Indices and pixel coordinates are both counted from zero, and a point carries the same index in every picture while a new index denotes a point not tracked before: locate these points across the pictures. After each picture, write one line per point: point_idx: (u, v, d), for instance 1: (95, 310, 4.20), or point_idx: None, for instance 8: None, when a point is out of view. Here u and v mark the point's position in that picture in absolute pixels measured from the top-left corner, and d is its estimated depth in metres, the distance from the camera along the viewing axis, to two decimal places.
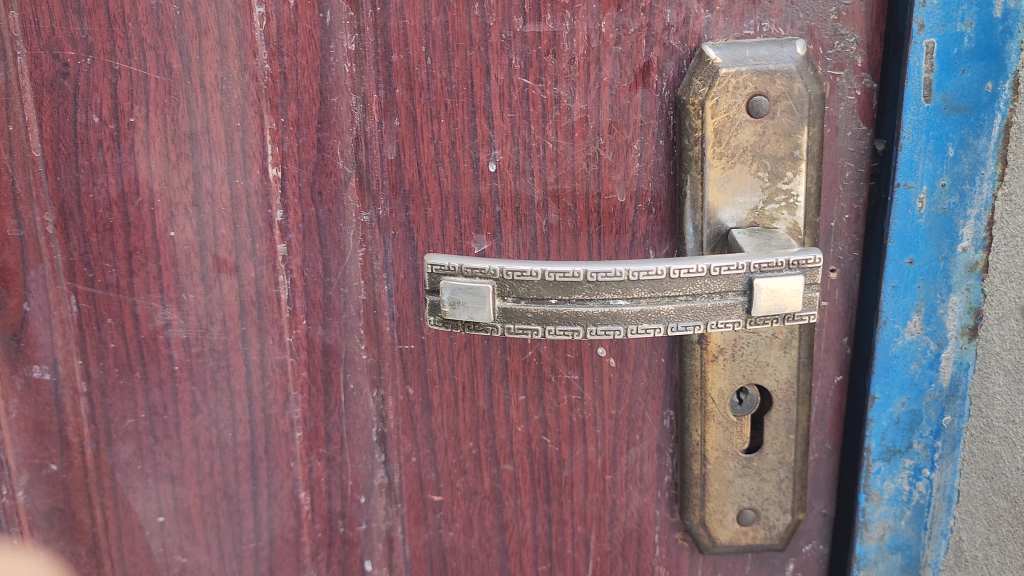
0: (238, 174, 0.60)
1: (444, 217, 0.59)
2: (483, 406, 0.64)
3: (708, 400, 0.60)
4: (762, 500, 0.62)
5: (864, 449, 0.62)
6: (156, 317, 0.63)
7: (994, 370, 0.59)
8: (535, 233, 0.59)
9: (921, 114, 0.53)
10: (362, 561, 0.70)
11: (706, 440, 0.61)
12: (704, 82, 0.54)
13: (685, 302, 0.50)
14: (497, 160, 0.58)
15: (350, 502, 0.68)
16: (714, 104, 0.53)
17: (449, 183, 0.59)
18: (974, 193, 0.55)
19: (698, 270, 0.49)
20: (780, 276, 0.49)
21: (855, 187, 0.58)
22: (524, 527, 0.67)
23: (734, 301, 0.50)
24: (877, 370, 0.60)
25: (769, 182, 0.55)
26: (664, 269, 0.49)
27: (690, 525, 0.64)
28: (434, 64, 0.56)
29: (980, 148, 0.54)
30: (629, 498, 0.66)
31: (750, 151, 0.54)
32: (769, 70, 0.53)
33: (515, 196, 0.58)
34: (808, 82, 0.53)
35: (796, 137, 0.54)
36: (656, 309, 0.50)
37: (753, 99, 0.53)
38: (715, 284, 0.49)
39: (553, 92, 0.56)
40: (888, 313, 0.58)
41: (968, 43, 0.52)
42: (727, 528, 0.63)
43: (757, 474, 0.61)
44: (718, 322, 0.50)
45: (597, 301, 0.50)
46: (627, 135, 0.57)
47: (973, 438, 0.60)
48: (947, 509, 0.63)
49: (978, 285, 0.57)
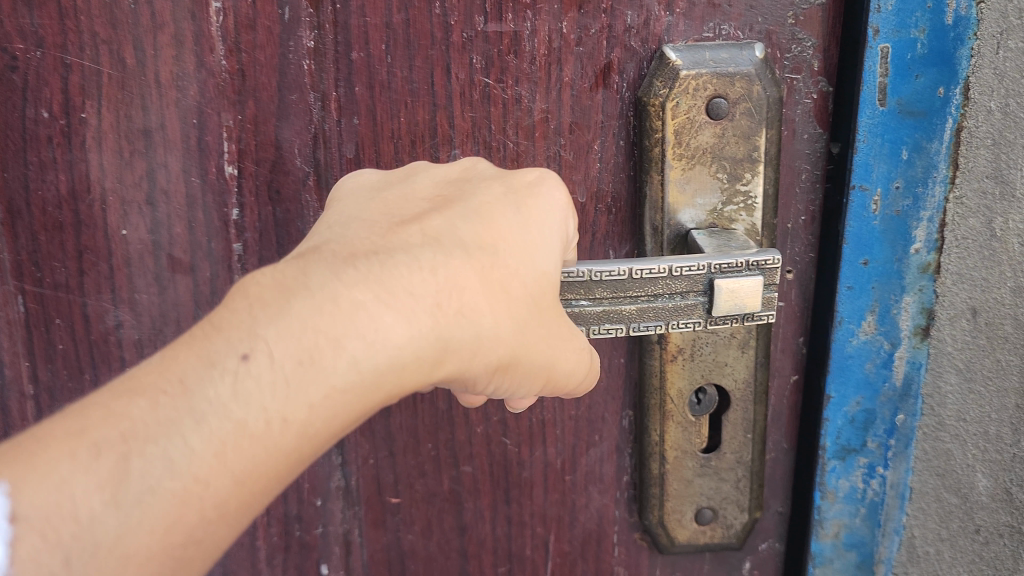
0: (194, 172, 0.58)
1: None
2: (443, 407, 0.64)
3: (667, 400, 0.60)
4: (720, 499, 0.63)
5: (819, 448, 0.63)
6: (108, 318, 0.61)
7: (946, 371, 0.60)
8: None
9: (876, 117, 0.54)
10: (319, 565, 0.69)
11: (665, 440, 0.61)
12: (664, 84, 0.54)
13: (647, 302, 0.50)
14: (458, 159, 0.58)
15: (307, 506, 0.67)
16: (675, 106, 0.53)
17: None
18: (927, 195, 0.56)
19: (659, 270, 0.49)
20: (741, 276, 0.49)
21: (811, 189, 0.59)
22: (483, 529, 0.67)
23: (695, 301, 0.50)
24: (833, 370, 0.60)
25: (728, 183, 0.55)
26: (626, 270, 0.49)
27: (648, 525, 0.65)
28: (395, 61, 0.56)
29: (933, 152, 0.55)
30: (589, 499, 0.66)
31: (710, 152, 0.54)
32: (729, 73, 0.53)
33: None
34: (767, 86, 0.54)
35: (754, 139, 0.54)
36: (618, 310, 0.50)
37: (712, 100, 0.53)
38: (676, 285, 0.50)
39: (515, 92, 0.56)
40: (844, 313, 0.59)
41: (921, 49, 0.53)
42: (685, 528, 0.64)
43: (715, 474, 0.62)
44: (679, 322, 0.51)
45: (560, 302, 0.49)
46: (588, 135, 0.57)
47: (926, 437, 0.62)
48: (900, 506, 0.64)
49: (931, 286, 0.58)
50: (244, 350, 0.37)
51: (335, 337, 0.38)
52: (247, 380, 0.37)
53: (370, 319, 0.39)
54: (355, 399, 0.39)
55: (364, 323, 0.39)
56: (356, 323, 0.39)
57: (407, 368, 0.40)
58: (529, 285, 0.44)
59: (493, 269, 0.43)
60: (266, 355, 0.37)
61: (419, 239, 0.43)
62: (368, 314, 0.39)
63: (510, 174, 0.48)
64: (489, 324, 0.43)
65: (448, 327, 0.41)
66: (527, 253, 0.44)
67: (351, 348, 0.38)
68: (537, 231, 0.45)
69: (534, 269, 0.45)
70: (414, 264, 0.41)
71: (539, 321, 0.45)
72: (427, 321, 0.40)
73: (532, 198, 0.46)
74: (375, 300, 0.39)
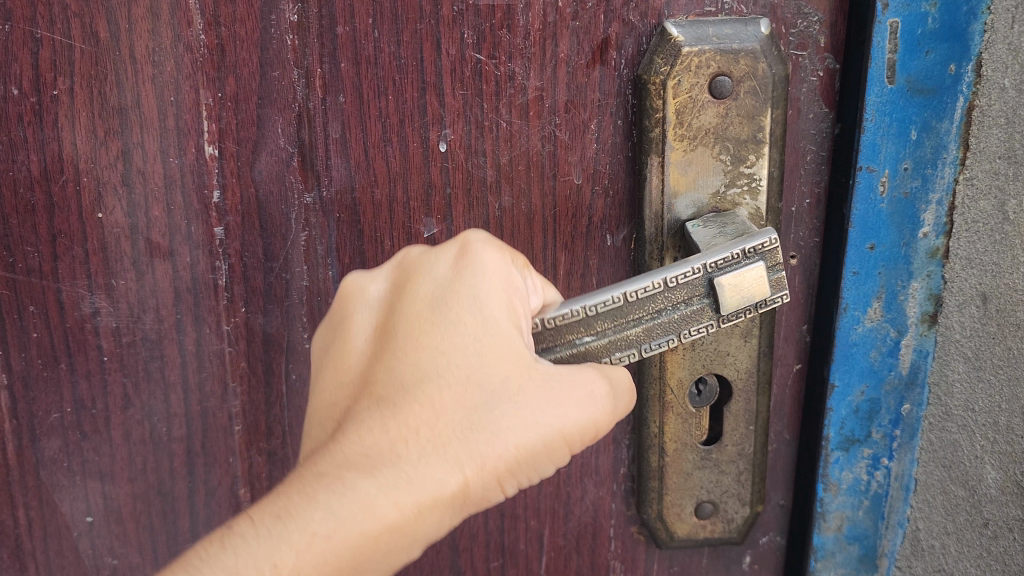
0: (172, 152, 0.56)
1: (393, 199, 0.57)
2: None
3: (667, 390, 0.58)
4: (721, 493, 0.60)
5: (823, 439, 0.61)
6: (84, 305, 0.58)
7: (954, 358, 0.58)
8: (488, 216, 0.57)
9: (884, 95, 0.52)
10: None
11: (664, 431, 0.59)
12: (666, 61, 0.51)
13: (651, 320, 0.48)
14: (448, 139, 0.55)
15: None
16: (676, 84, 0.51)
17: (398, 164, 0.56)
18: (937, 176, 0.54)
19: (654, 286, 0.48)
20: (742, 268, 0.47)
21: (816, 170, 0.57)
22: (475, 522, 0.65)
23: (701, 305, 0.48)
24: (837, 358, 0.59)
25: (732, 165, 0.53)
26: (619, 295, 0.48)
27: (647, 519, 0.63)
28: (382, 37, 0.53)
29: (943, 131, 0.53)
30: (584, 492, 0.64)
31: (713, 133, 0.52)
32: (733, 49, 0.50)
33: (467, 177, 0.56)
34: (773, 63, 0.51)
35: (759, 119, 0.52)
36: (624, 336, 0.48)
37: (716, 78, 0.50)
38: (676, 295, 0.48)
39: (508, 69, 0.54)
40: (849, 300, 0.57)
41: (932, 24, 0.51)
42: (684, 522, 0.62)
43: (716, 466, 0.60)
44: (690, 330, 0.49)
45: (564, 344, 0.48)
46: (585, 114, 0.54)
47: (932, 427, 0.59)
48: (905, 499, 0.62)
49: (939, 272, 0.56)
50: (230, 524, 0.40)
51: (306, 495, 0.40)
52: (230, 544, 0.39)
53: (334, 482, 0.40)
54: (343, 545, 0.39)
55: (337, 488, 0.40)
56: (317, 485, 0.40)
57: (382, 510, 0.40)
58: (488, 383, 0.43)
59: (446, 392, 0.42)
60: (247, 521, 0.40)
61: (365, 404, 0.43)
62: (331, 478, 0.40)
63: (431, 265, 0.46)
64: (462, 444, 0.42)
65: (414, 468, 0.41)
66: (476, 352, 0.43)
67: (322, 503, 0.39)
68: (479, 316, 0.44)
69: (494, 363, 0.43)
70: (363, 429, 0.42)
71: (519, 409, 0.42)
72: (390, 470, 0.40)
73: (460, 285, 0.45)
74: (334, 467, 0.41)
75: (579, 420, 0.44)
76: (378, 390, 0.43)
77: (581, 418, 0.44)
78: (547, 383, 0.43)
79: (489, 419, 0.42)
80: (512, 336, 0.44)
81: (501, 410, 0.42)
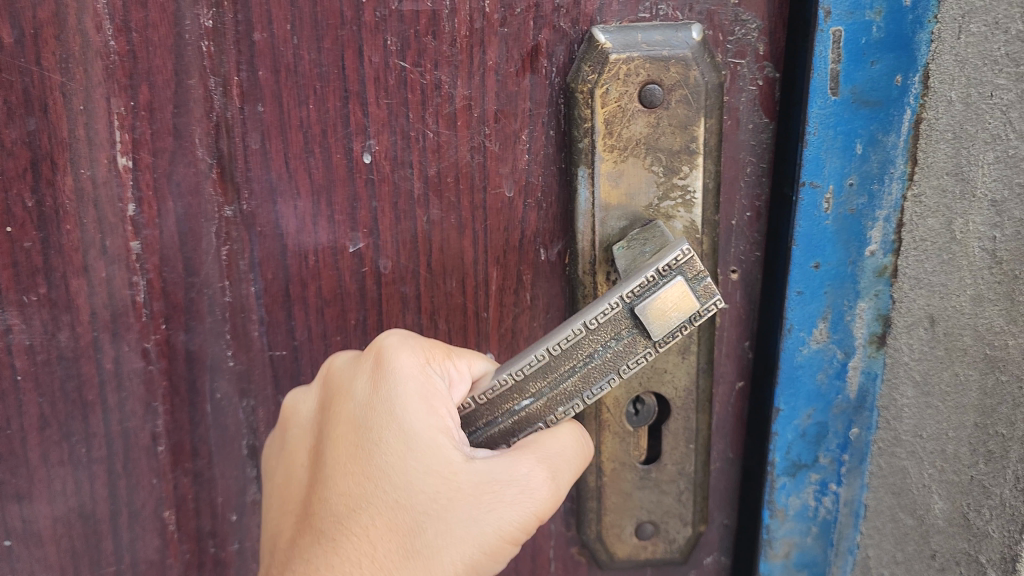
0: (83, 163, 0.53)
1: (317, 213, 0.54)
2: None
3: (603, 410, 0.55)
4: (662, 512, 0.58)
5: (768, 464, 0.59)
6: None
7: (903, 382, 0.54)
8: (416, 230, 0.55)
9: (828, 107, 0.50)
10: None
11: (602, 452, 0.56)
12: (593, 69, 0.49)
13: (585, 367, 0.46)
14: (373, 151, 0.53)
15: (221, 521, 0.63)
16: (604, 93, 0.48)
17: (322, 176, 0.53)
18: (884, 193, 0.52)
19: (575, 333, 0.46)
20: (658, 291, 0.44)
21: (757, 183, 0.55)
22: None
23: (631, 335, 0.46)
24: (782, 381, 0.57)
25: (664, 177, 0.50)
26: (541, 354, 0.46)
27: (586, 540, 0.60)
28: (302, 43, 0.51)
29: (890, 145, 0.51)
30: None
31: (644, 143, 0.49)
32: (662, 56, 0.48)
33: (394, 189, 0.54)
34: (705, 71, 0.49)
35: (692, 129, 0.49)
36: (561, 391, 0.47)
37: (646, 87, 0.48)
38: (601, 335, 0.46)
39: (434, 77, 0.51)
40: (794, 320, 0.55)
41: (877, 33, 0.48)
42: (625, 543, 0.59)
43: (656, 486, 0.57)
44: (629, 363, 0.46)
45: (505, 412, 0.48)
46: (515, 124, 0.52)
47: (882, 451, 0.57)
48: (855, 525, 0.60)
49: (887, 291, 0.54)
50: None
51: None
52: None
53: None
54: None
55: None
56: None
57: None
58: (417, 503, 0.44)
59: (378, 518, 0.44)
60: None
61: (308, 537, 0.46)
62: None
63: (352, 388, 0.48)
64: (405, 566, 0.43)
65: None
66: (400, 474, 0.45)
67: None
68: (399, 436, 0.45)
69: (418, 478, 0.44)
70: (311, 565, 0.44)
71: (452, 524, 0.44)
72: None
73: (380, 404, 0.47)
74: None
75: (517, 518, 0.44)
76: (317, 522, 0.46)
77: (519, 517, 0.44)
78: (475, 488, 0.44)
79: (426, 539, 0.43)
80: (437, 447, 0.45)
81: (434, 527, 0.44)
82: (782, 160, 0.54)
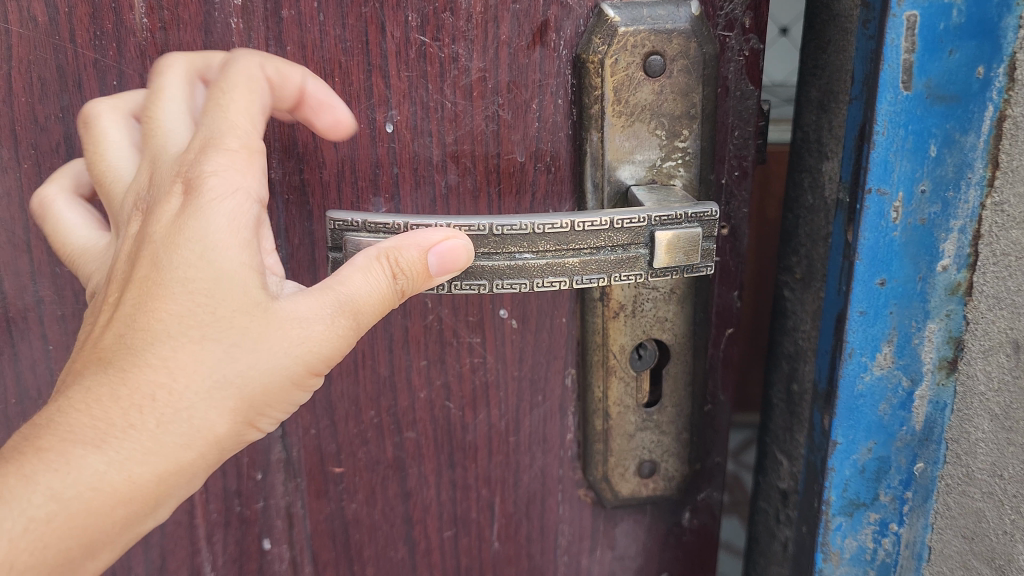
0: None
1: (341, 179, 0.50)
2: (385, 373, 0.53)
3: (607, 355, 0.50)
4: (663, 452, 0.54)
5: (823, 502, 0.52)
6: (26, 293, 0.55)
7: (978, 414, 0.48)
8: (434, 195, 0.50)
9: (898, 104, 0.43)
10: (261, 540, 0.58)
11: (606, 396, 0.52)
12: (603, 40, 0.46)
13: (590, 255, 0.43)
14: (395, 121, 0.49)
15: (245, 481, 0.56)
16: (613, 63, 0.46)
17: (345, 144, 0.49)
18: (959, 202, 0.46)
19: (601, 222, 0.42)
20: (680, 229, 0.43)
21: (743, 145, 0.50)
22: (428, 494, 0.57)
23: (637, 254, 0.43)
24: (841, 412, 0.50)
25: (667, 140, 0.47)
26: (568, 222, 0.42)
27: (592, 480, 0.55)
28: (327, 20, 0.47)
29: (968, 146, 0.45)
30: (532, 458, 0.56)
31: (649, 109, 0.47)
32: (666, 29, 0.45)
33: (414, 157, 0.50)
34: (705, 42, 0.46)
35: (693, 95, 0.47)
36: (561, 263, 0.43)
37: (650, 58, 0.46)
38: (617, 237, 0.43)
39: (451, 51, 0.48)
40: (854, 344, 0.49)
41: (957, 18, 0.42)
42: (629, 482, 0.54)
43: (657, 427, 0.53)
44: (621, 276, 0.44)
45: (503, 254, 0.43)
46: (526, 94, 0.48)
47: (951, 489, 0.51)
48: (916, 569, 0.54)
49: (960, 312, 0.48)
50: None
51: (22, 473, 0.36)
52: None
53: (53, 457, 0.37)
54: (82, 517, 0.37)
55: (27, 492, 0.36)
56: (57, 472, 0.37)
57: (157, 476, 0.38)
58: (218, 338, 0.38)
59: (187, 343, 0.38)
60: None
61: (88, 368, 0.39)
62: (77, 457, 0.37)
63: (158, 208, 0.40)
64: (213, 388, 0.38)
65: (163, 439, 0.38)
66: (165, 300, 0.38)
67: (44, 481, 0.36)
68: (201, 261, 0.38)
69: (220, 314, 0.38)
70: (89, 395, 0.38)
71: (258, 343, 0.39)
72: (114, 445, 0.37)
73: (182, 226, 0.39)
74: (79, 447, 0.37)
75: (327, 353, 0.40)
76: (102, 361, 0.38)
77: (330, 348, 0.40)
78: (271, 331, 0.39)
79: (227, 370, 0.38)
80: (214, 262, 0.38)
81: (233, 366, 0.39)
82: (818, 154, 0.50)
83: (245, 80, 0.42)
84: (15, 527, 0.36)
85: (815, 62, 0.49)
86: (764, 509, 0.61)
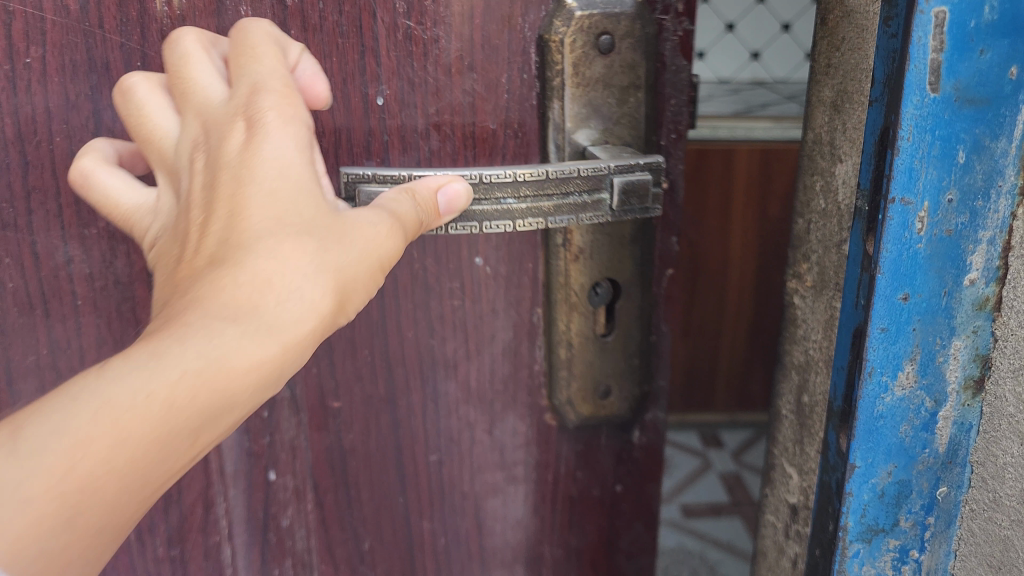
0: None
1: (339, 146, 0.56)
2: (376, 317, 0.59)
3: (568, 289, 0.56)
4: (619, 375, 0.59)
5: (842, 529, 0.55)
6: (58, 254, 0.62)
7: (1004, 436, 0.52)
8: (419, 160, 0.56)
9: (925, 105, 0.45)
10: (266, 471, 0.64)
11: (569, 327, 0.57)
12: (563, 23, 0.51)
13: (562, 199, 0.49)
14: (385, 95, 0.55)
15: (253, 416, 0.62)
16: (571, 42, 0.52)
17: (341, 116, 0.55)
18: (988, 211, 0.49)
19: (571, 170, 0.49)
20: (635, 175, 0.50)
21: (679, 110, 0.56)
22: (416, 424, 0.62)
23: (599, 198, 0.50)
24: (861, 434, 0.53)
25: (618, 107, 0.53)
26: (545, 170, 0.48)
27: (556, 403, 0.61)
28: (325, 7, 0.53)
29: (997, 152, 0.47)
30: (507, 388, 0.61)
31: (602, 81, 0.52)
32: (615, 13, 0.51)
33: (402, 127, 0.56)
34: (647, 22, 0.52)
35: (638, 69, 0.53)
36: (539, 205, 0.49)
37: (602, 37, 0.52)
38: (584, 183, 0.49)
39: (433, 33, 0.54)
40: (875, 364, 0.51)
41: (989, 15, 0.44)
42: (588, 403, 0.60)
43: (613, 354, 0.58)
44: (587, 218, 0.50)
45: (490, 200, 0.48)
46: (497, 70, 0.54)
47: (975, 515, 0.55)
48: None
49: (987, 327, 0.51)
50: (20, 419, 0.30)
51: (176, 338, 0.32)
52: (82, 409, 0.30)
53: (191, 326, 0.33)
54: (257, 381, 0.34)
55: (178, 352, 0.32)
56: (188, 341, 0.32)
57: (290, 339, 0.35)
58: (313, 231, 0.36)
59: (279, 236, 0.35)
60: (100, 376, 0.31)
61: (196, 265, 0.36)
62: (203, 329, 0.33)
63: (220, 150, 0.39)
64: (326, 269, 0.36)
65: (286, 314, 0.35)
66: (247, 207, 0.36)
67: (262, 351, 0.34)
68: (280, 172, 0.37)
69: (307, 207, 0.37)
70: (200, 293, 0.34)
71: (343, 237, 0.37)
72: (257, 320, 0.34)
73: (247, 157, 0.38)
74: (230, 320, 0.33)
75: (391, 248, 0.40)
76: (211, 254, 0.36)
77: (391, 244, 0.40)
78: (348, 229, 0.38)
79: (325, 254, 0.36)
80: (289, 174, 0.38)
81: (337, 253, 0.37)
82: (830, 155, 0.56)
83: (199, 46, 0.45)
84: (160, 385, 0.31)
85: (827, 60, 0.54)
86: (773, 524, 0.69)
